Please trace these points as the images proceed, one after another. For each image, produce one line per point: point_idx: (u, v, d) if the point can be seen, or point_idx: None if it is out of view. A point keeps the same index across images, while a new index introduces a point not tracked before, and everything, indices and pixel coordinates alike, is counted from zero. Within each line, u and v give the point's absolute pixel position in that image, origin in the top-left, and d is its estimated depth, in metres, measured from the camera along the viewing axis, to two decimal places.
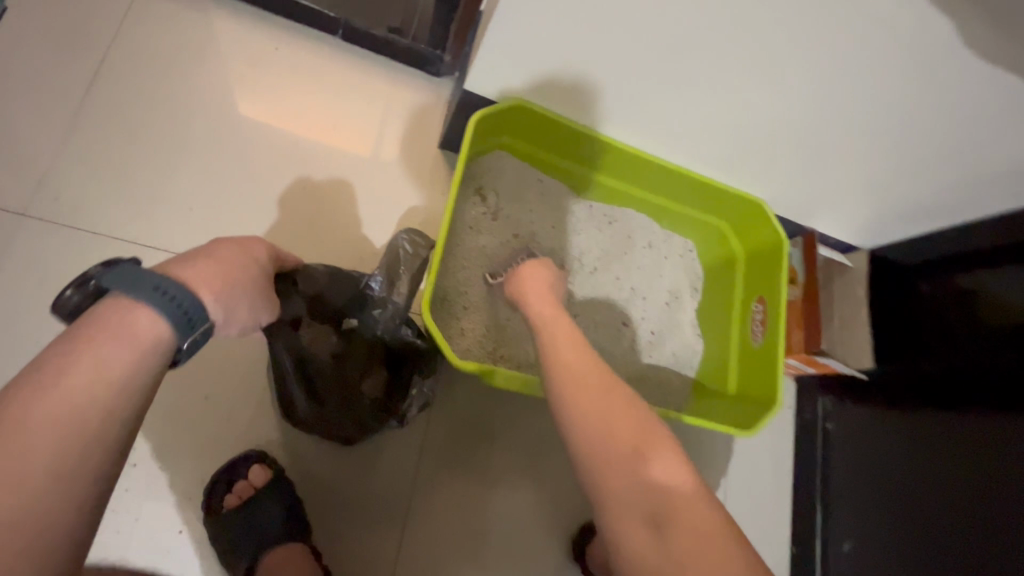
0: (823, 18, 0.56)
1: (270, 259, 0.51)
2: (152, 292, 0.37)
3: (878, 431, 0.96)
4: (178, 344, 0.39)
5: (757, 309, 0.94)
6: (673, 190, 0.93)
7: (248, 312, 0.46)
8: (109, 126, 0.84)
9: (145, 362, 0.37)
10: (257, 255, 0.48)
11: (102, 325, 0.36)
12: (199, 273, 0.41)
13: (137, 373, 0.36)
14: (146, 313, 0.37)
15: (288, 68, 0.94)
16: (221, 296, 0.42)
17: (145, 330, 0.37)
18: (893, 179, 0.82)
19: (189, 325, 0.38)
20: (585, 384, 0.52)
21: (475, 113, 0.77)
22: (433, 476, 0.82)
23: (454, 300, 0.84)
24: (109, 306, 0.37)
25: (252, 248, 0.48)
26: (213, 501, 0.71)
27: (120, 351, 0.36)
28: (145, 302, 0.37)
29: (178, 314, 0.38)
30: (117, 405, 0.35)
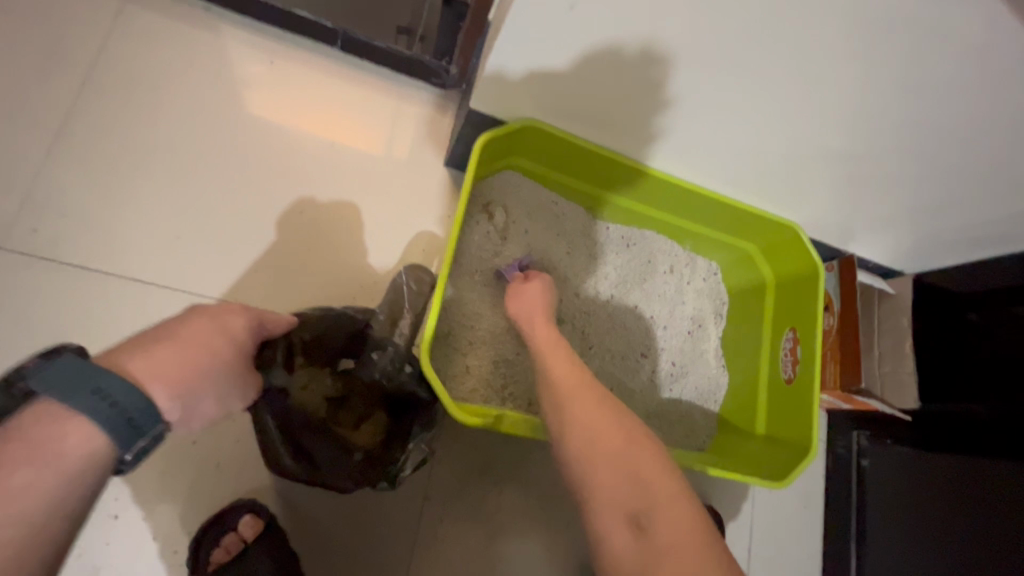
0: (879, 38, 0.48)
1: (251, 328, 0.46)
2: (89, 398, 0.32)
3: (920, 472, 0.88)
4: (120, 455, 0.34)
5: (788, 341, 0.86)
6: (698, 212, 0.86)
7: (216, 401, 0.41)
8: (96, 150, 0.79)
9: (74, 480, 0.32)
10: (232, 329, 0.43)
11: (24, 439, 0.31)
12: (155, 365, 0.36)
13: (65, 496, 0.31)
14: (78, 424, 0.32)
15: (283, 83, 0.88)
16: (180, 391, 0.37)
17: (76, 444, 0.32)
18: (946, 206, 0.74)
19: (133, 434, 0.34)
20: (571, 399, 0.50)
21: (482, 137, 0.71)
22: (436, 522, 0.77)
23: (459, 335, 0.78)
24: (40, 413, 0.32)
25: (224, 322, 0.43)
26: (200, 555, 0.66)
27: (41, 471, 0.31)
28: (79, 411, 0.32)
29: (119, 423, 0.33)
30: (40, 536, 0.30)
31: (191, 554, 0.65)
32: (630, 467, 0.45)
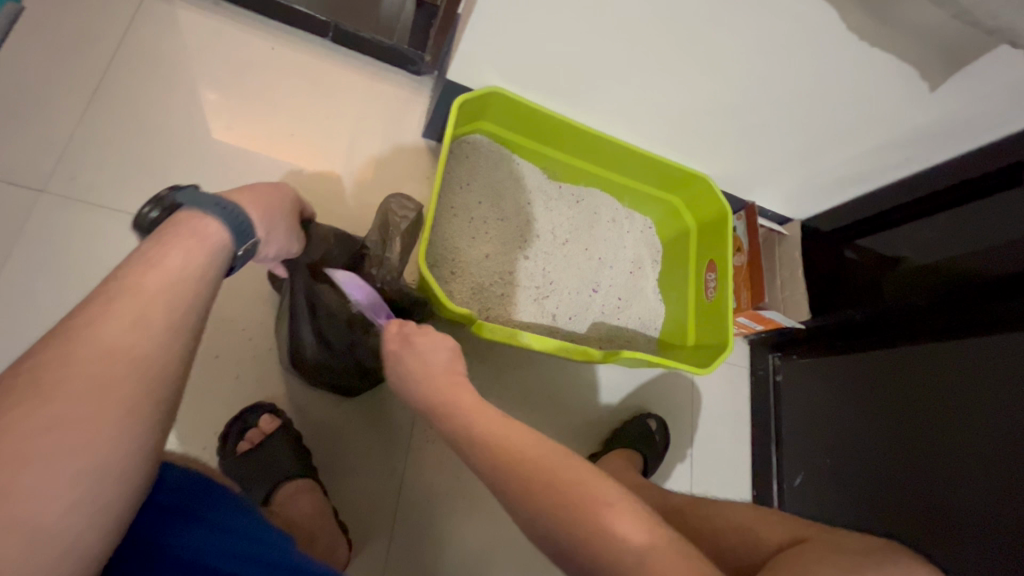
0: (732, 14, 0.69)
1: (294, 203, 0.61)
2: (216, 207, 0.45)
3: (821, 373, 1.10)
4: (235, 252, 0.47)
5: (710, 273, 1.06)
6: (633, 169, 1.06)
7: (280, 239, 0.56)
8: (126, 122, 0.94)
9: (216, 255, 0.44)
10: (286, 196, 0.58)
11: (181, 227, 0.43)
12: (246, 201, 0.51)
13: (215, 267, 0.43)
14: (213, 223, 0.44)
15: (281, 67, 1.04)
16: (263, 220, 0.52)
17: (214, 234, 0.44)
18: (813, 154, 0.97)
19: (246, 236, 0.46)
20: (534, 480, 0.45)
21: (459, 99, 0.88)
22: (429, 428, 0.90)
23: (442, 267, 0.94)
24: (183, 216, 0.44)
25: (281, 190, 0.57)
26: (227, 448, 0.76)
27: (196, 244, 0.43)
28: (211, 214, 0.45)
29: (237, 226, 0.46)
30: (200, 287, 0.42)
31: (220, 445, 0.76)
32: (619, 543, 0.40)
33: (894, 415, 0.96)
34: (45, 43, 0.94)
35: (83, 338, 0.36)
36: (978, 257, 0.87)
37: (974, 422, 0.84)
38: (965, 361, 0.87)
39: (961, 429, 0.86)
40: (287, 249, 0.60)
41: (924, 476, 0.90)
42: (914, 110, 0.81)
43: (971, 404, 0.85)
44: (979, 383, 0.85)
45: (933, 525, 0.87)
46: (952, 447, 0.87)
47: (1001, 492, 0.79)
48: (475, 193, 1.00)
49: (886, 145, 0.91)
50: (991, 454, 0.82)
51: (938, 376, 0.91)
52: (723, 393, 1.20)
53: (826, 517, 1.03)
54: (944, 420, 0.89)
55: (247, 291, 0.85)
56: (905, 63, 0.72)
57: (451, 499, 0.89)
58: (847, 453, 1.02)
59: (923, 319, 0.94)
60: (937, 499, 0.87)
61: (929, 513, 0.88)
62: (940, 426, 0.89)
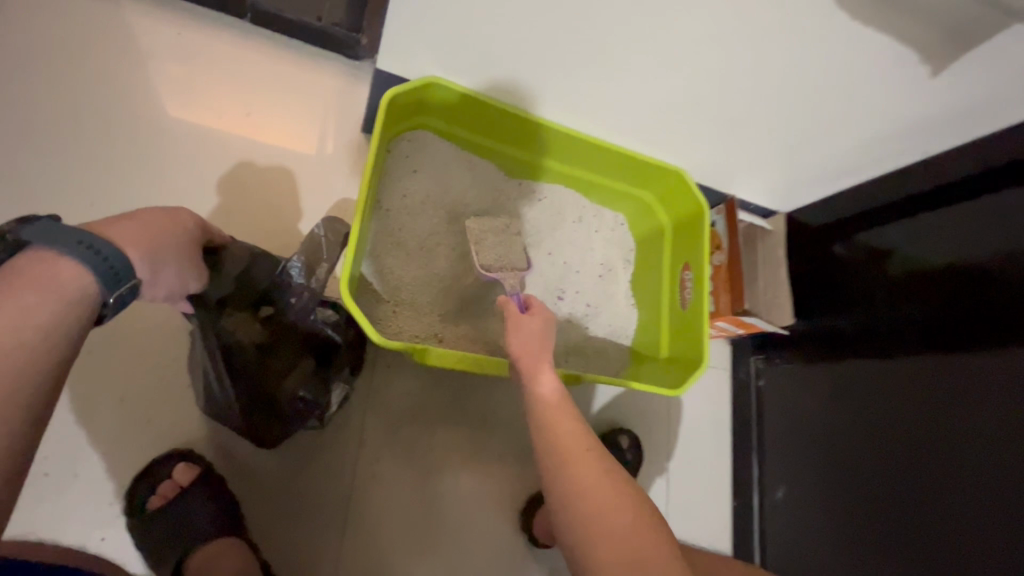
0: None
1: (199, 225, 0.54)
2: (78, 246, 0.40)
3: (806, 382, 1.02)
4: (106, 299, 0.42)
5: (685, 274, 0.97)
6: (600, 164, 0.95)
7: (173, 276, 0.49)
8: (27, 144, 0.86)
9: (70, 308, 0.39)
10: (183, 221, 0.51)
11: (28, 273, 0.38)
12: (123, 235, 0.44)
13: (68, 322, 0.39)
14: (70, 266, 0.40)
15: (197, 59, 0.94)
16: (151, 255, 0.46)
17: (70, 281, 0.39)
18: (799, 144, 0.86)
19: (117, 282, 0.42)
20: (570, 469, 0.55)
21: (388, 91, 0.76)
22: (376, 464, 0.82)
23: (381, 285, 0.84)
24: (30, 256, 0.39)
25: (176, 215, 0.50)
26: (136, 506, 0.68)
27: (46, 295, 0.38)
28: (69, 256, 0.40)
29: (104, 269, 0.41)
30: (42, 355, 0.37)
31: (127, 502, 0.68)
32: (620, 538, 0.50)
33: (886, 434, 0.88)
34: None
35: None
36: (1009, 268, 0.75)
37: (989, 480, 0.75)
38: (968, 391, 0.78)
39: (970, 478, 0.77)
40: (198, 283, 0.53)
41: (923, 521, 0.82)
42: (914, 95, 0.71)
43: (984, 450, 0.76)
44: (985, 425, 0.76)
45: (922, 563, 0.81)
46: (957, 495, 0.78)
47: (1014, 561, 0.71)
48: (420, 198, 0.89)
49: (880, 137, 0.81)
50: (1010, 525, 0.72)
51: (943, 409, 0.81)
52: (701, 398, 1.13)
53: (805, 537, 0.98)
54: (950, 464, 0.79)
55: (157, 321, 0.74)
56: (903, 45, 0.62)
57: (401, 541, 0.82)
58: (831, 469, 0.96)
59: (910, 327, 0.86)
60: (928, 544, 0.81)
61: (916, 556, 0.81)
62: (943, 464, 0.80)
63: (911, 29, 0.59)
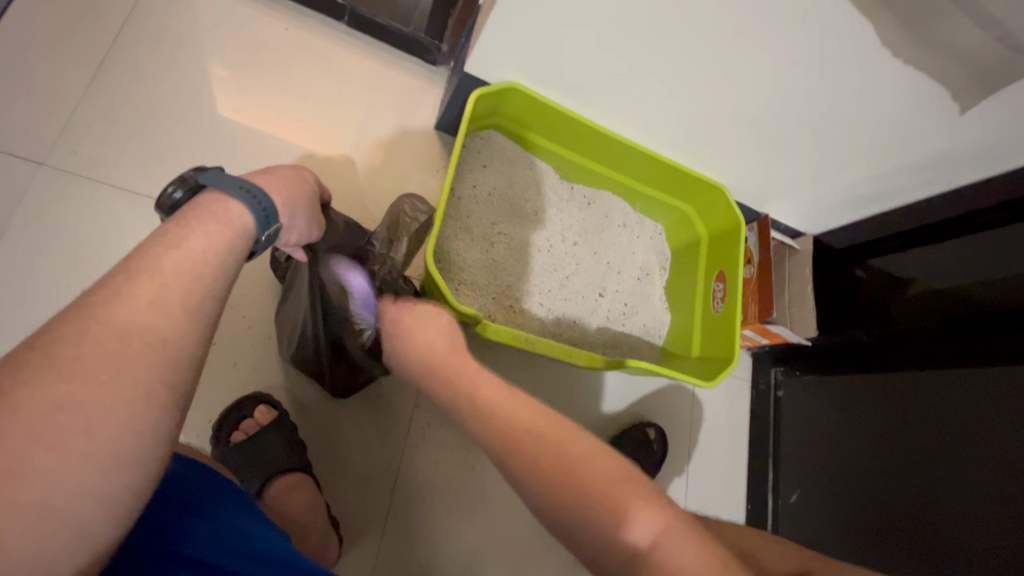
0: (758, 23, 0.68)
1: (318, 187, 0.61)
2: (240, 190, 0.48)
3: (823, 391, 1.09)
4: (258, 236, 0.49)
5: (718, 285, 1.05)
6: (648, 176, 1.05)
7: (303, 226, 0.56)
8: (133, 106, 0.94)
9: (237, 239, 0.46)
10: (307, 179, 0.58)
11: (207, 209, 0.46)
12: (269, 184, 0.51)
13: (235, 250, 0.46)
14: (236, 206, 0.47)
15: (293, 49, 1.04)
16: (289, 205, 0.53)
17: (237, 218, 0.47)
18: (831, 171, 0.95)
19: (268, 222, 0.49)
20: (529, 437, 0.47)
21: (475, 92, 0.85)
22: (426, 429, 0.89)
23: (448, 266, 0.92)
24: (208, 197, 0.47)
25: (302, 173, 0.57)
26: (221, 438, 0.75)
27: (220, 226, 0.46)
28: (235, 198, 0.47)
29: (259, 210, 0.48)
30: (218, 273, 0.44)
31: (214, 434, 0.75)
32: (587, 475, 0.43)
33: (888, 434, 0.96)
34: (56, 19, 0.94)
35: (52, 361, 0.35)
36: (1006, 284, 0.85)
37: (975, 472, 0.83)
38: (960, 396, 0.87)
39: (963, 475, 0.84)
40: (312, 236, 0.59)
41: (919, 517, 0.88)
42: (939, 132, 0.80)
43: (964, 445, 0.85)
44: (971, 425, 0.85)
45: (920, 554, 0.87)
46: (950, 490, 0.85)
47: (999, 548, 0.78)
48: (486, 192, 0.98)
49: (906, 168, 0.89)
50: (1000, 518, 0.79)
51: (942, 413, 0.89)
52: (723, 405, 1.18)
53: (817, 538, 1.02)
54: (946, 462, 0.87)
55: (249, 277, 0.83)
56: (934, 84, 0.71)
57: (444, 502, 0.88)
58: (840, 470, 1.02)
59: (926, 341, 0.94)
60: (925, 535, 0.87)
61: (918, 549, 0.87)
62: (942, 466, 0.87)
63: (943, 72, 0.68)
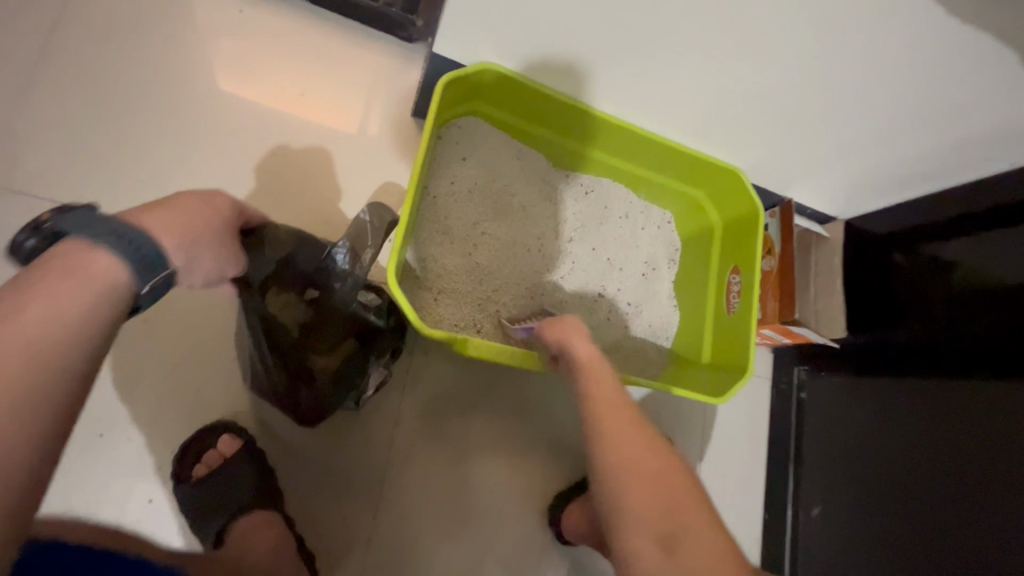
0: None
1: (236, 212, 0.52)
2: (111, 237, 0.38)
3: (850, 395, 0.97)
4: (139, 291, 0.40)
5: (733, 277, 0.93)
6: (653, 160, 0.93)
7: (208, 266, 0.47)
8: (82, 109, 0.87)
9: (104, 300, 0.37)
10: (219, 206, 0.48)
11: (62, 263, 0.36)
12: (156, 223, 0.42)
13: (100, 315, 0.37)
14: (103, 258, 0.37)
15: (254, 35, 0.95)
16: (185, 246, 0.43)
17: (103, 273, 0.37)
18: (868, 149, 0.81)
19: (153, 273, 0.40)
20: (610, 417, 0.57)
21: (444, 76, 0.75)
22: (408, 449, 0.83)
23: (424, 273, 0.83)
24: (66, 246, 0.37)
25: (213, 199, 0.48)
26: (183, 472, 0.70)
27: (78, 287, 0.36)
28: (102, 246, 0.38)
29: (138, 260, 0.39)
30: (71, 347, 0.35)
31: (174, 468, 0.70)
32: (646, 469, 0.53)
33: (921, 448, 0.85)
34: None
35: None
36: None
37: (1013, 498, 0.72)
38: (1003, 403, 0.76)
39: (999, 501, 0.74)
40: (224, 273, 0.50)
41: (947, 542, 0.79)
42: (1004, 99, 0.66)
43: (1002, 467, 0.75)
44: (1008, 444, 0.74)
45: None
46: (984, 516, 0.75)
47: None
48: (467, 187, 0.88)
49: (959, 144, 0.76)
50: None
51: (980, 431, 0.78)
52: (740, 408, 1.09)
53: (843, 555, 0.93)
54: (981, 484, 0.76)
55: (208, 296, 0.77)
56: (1001, 43, 0.58)
57: (431, 526, 0.83)
58: (867, 484, 0.92)
59: (977, 346, 0.80)
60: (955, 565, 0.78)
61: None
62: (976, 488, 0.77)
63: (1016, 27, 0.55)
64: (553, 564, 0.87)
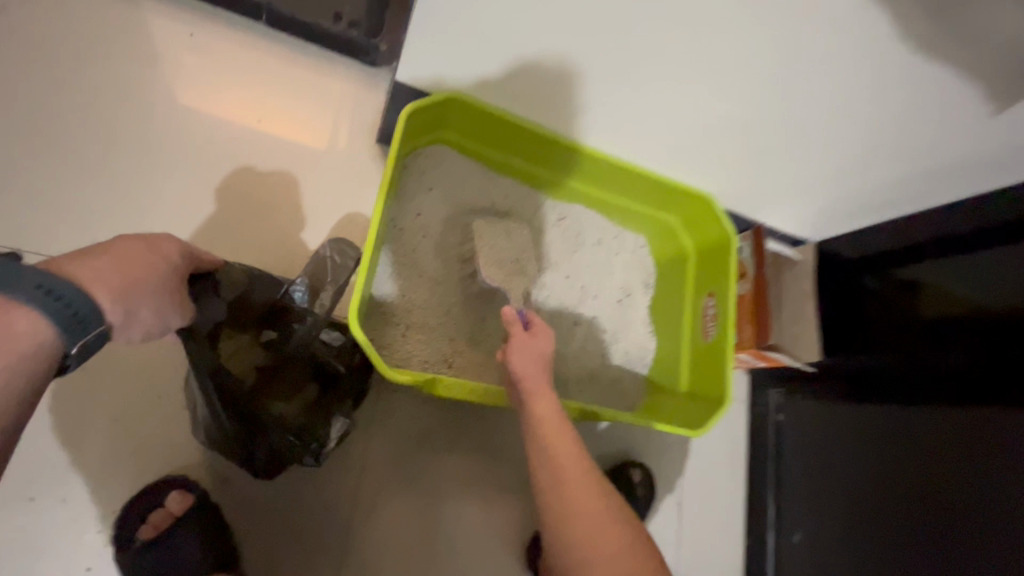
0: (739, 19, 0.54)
1: (184, 259, 0.48)
2: (37, 291, 0.34)
3: (826, 418, 0.97)
4: (67, 351, 0.35)
5: (709, 303, 0.92)
6: (623, 186, 0.91)
7: (151, 318, 0.42)
8: (20, 142, 0.81)
9: (20, 364, 0.33)
10: (162, 255, 0.45)
11: None
12: (91, 275, 0.38)
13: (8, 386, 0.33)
14: (26, 316, 0.33)
15: (206, 54, 0.89)
16: (124, 297, 0.39)
17: (22, 334, 0.33)
18: (837, 175, 0.81)
19: (82, 329, 0.36)
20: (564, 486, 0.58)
21: (408, 105, 0.72)
22: (377, 493, 0.79)
23: (391, 307, 0.80)
24: None
25: (153, 246, 0.44)
26: (128, 534, 0.65)
27: None
28: (24, 302, 0.33)
29: (66, 316, 0.35)
30: None
31: (118, 528, 0.65)
32: (599, 547, 0.57)
33: (900, 475, 0.85)
34: None
35: None
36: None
37: (992, 524, 0.72)
38: (970, 428, 0.77)
39: (979, 525, 0.74)
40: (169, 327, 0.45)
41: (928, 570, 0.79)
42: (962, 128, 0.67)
43: (975, 488, 0.75)
44: (980, 473, 0.74)
45: None
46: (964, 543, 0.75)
47: None
48: (435, 217, 0.85)
49: (924, 172, 0.76)
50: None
51: (958, 458, 0.77)
52: (718, 433, 1.08)
53: None
54: (957, 509, 0.76)
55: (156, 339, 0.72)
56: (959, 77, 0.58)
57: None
58: (847, 510, 0.91)
59: (946, 370, 0.81)
60: None
61: None
62: (954, 514, 0.77)
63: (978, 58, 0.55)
64: None
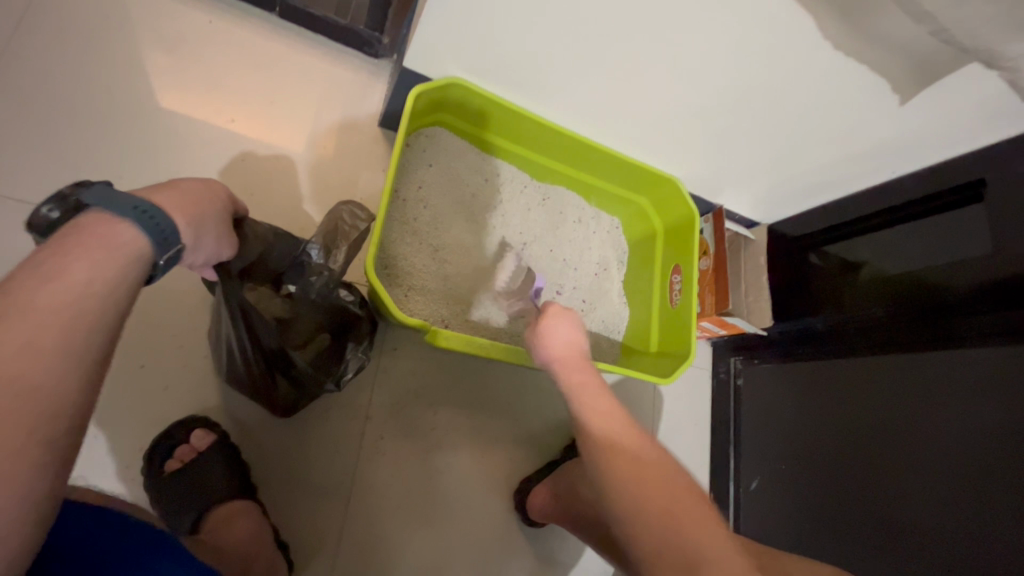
0: (697, 20, 0.66)
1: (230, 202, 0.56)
2: (133, 210, 0.42)
3: (778, 377, 1.10)
4: (156, 261, 0.43)
5: (675, 277, 1.04)
6: (600, 169, 1.03)
7: (211, 246, 0.51)
8: (44, 112, 0.87)
9: (128, 265, 0.40)
10: (217, 195, 0.53)
11: (89, 233, 0.40)
12: (169, 202, 0.46)
13: (126, 280, 0.40)
14: (128, 229, 0.41)
15: (221, 41, 0.97)
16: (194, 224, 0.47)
17: (127, 243, 0.41)
18: (783, 162, 0.95)
19: (168, 244, 0.43)
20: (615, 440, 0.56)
21: (414, 89, 0.82)
22: (381, 438, 0.86)
23: (395, 271, 0.89)
24: (91, 218, 0.41)
25: (210, 187, 0.52)
26: (155, 467, 0.71)
27: (106, 254, 0.39)
28: (126, 219, 0.41)
29: (157, 231, 0.42)
30: (106, 308, 0.38)
31: (145, 462, 0.71)
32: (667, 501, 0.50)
33: (839, 418, 0.98)
34: None
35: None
36: (951, 270, 0.84)
37: (914, 449, 0.86)
38: (892, 372, 0.91)
39: (903, 451, 0.87)
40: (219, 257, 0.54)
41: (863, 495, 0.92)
42: (881, 120, 0.80)
43: (900, 421, 0.89)
44: (903, 408, 0.88)
45: (868, 531, 0.90)
46: (893, 468, 0.88)
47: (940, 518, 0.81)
48: (433, 193, 0.94)
49: (853, 158, 0.90)
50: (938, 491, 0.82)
51: (886, 397, 0.91)
52: (685, 396, 1.19)
53: (779, 521, 1.04)
54: (885, 440, 0.90)
55: (180, 294, 0.79)
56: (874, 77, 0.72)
57: (405, 513, 0.86)
58: (796, 456, 1.04)
59: (877, 326, 0.94)
60: (871, 516, 0.90)
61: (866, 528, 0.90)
62: (883, 445, 0.90)
63: (885, 65, 0.68)
64: (521, 544, 0.92)
